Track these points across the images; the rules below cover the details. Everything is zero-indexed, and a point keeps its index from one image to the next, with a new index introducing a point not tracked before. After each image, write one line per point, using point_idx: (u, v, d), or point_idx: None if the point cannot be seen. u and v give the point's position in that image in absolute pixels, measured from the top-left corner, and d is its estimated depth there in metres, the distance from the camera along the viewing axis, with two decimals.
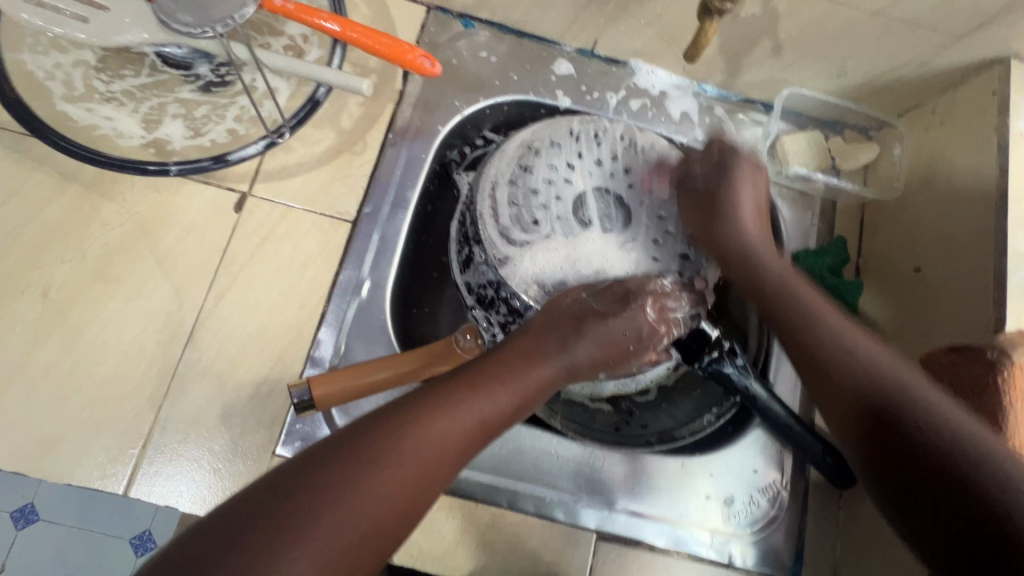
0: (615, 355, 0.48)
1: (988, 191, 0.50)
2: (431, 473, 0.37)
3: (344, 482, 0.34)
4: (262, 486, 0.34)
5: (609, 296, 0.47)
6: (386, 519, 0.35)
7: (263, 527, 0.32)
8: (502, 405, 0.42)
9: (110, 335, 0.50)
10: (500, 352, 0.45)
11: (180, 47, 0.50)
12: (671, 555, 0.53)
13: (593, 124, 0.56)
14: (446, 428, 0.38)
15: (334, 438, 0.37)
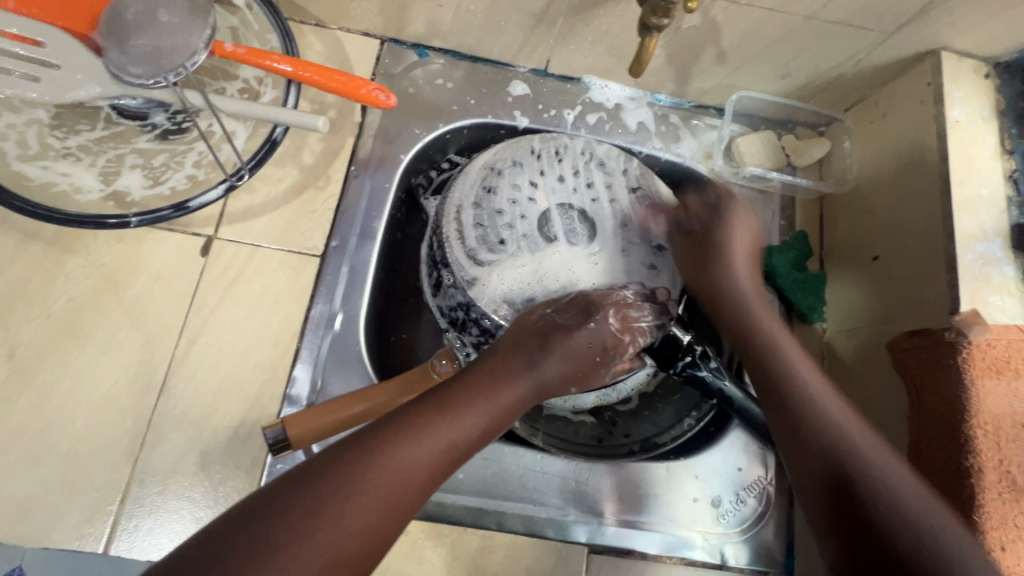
0: (584, 368, 0.48)
1: (933, 178, 0.51)
2: (398, 500, 0.37)
3: (307, 514, 0.34)
4: (225, 522, 0.34)
5: (572, 310, 0.48)
6: (353, 548, 0.35)
7: (224, 561, 0.32)
8: (471, 427, 0.42)
9: (82, 390, 0.50)
10: (468, 374, 0.45)
11: (135, 99, 0.50)
12: (664, 561, 0.53)
13: (553, 142, 0.57)
14: (411, 452, 0.38)
15: (299, 468, 0.37)
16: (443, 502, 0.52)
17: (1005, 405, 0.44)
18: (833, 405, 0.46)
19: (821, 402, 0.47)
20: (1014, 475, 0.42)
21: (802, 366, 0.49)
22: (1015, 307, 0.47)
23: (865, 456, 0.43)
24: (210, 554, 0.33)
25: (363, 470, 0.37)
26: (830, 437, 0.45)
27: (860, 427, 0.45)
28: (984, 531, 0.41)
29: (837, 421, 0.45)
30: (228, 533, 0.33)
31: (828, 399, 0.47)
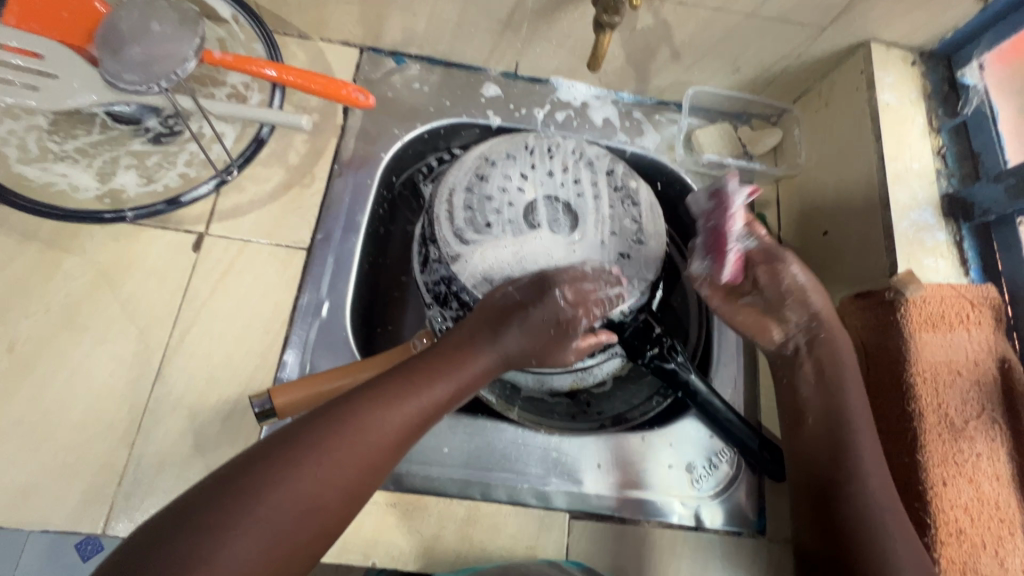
0: (541, 346, 0.51)
1: (870, 156, 0.56)
2: (373, 461, 0.40)
3: (287, 471, 0.37)
4: (212, 479, 0.37)
5: (531, 288, 0.51)
6: (330, 504, 0.38)
7: (209, 510, 0.35)
8: (439, 396, 0.45)
9: (80, 380, 0.52)
10: (439, 348, 0.48)
11: (129, 104, 0.54)
12: (642, 525, 0.55)
13: (546, 141, 0.64)
14: (384, 417, 0.41)
15: (279, 431, 0.40)
16: (430, 476, 0.55)
17: (941, 355, 0.48)
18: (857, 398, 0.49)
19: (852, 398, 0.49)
20: (952, 417, 0.46)
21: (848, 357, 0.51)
22: (949, 269, 0.51)
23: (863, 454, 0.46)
24: (198, 507, 0.35)
25: (338, 432, 0.40)
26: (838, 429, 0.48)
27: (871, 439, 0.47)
28: (927, 469, 0.45)
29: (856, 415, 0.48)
30: (215, 489, 0.36)
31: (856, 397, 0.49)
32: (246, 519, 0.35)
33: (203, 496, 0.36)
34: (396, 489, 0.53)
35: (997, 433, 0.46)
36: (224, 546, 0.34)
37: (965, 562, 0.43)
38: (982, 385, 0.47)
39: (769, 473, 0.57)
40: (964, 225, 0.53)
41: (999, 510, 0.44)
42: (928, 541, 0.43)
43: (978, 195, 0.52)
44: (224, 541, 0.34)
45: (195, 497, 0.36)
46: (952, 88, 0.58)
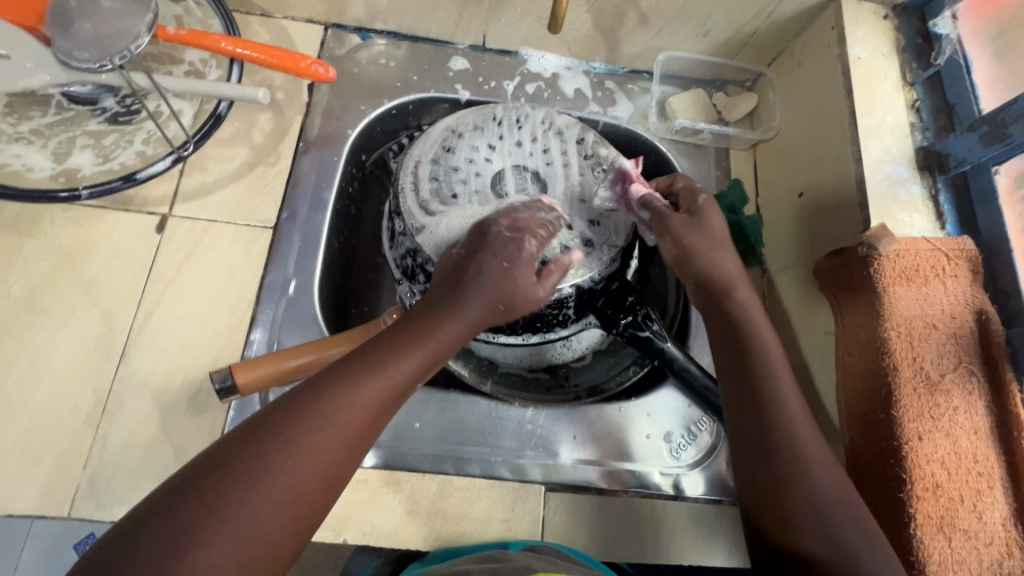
0: (505, 291, 0.46)
1: (843, 112, 0.55)
2: (348, 445, 0.38)
3: (253, 470, 0.34)
4: (174, 483, 0.34)
5: (471, 238, 0.49)
6: (307, 493, 0.36)
7: (178, 516, 0.32)
8: (410, 369, 0.41)
9: (43, 364, 0.51)
10: (407, 322, 0.44)
11: (84, 85, 0.53)
12: (619, 495, 0.54)
13: (515, 112, 0.63)
14: (355, 399, 0.38)
15: (244, 425, 0.37)
16: (402, 453, 0.54)
17: (915, 309, 0.46)
18: (785, 382, 0.46)
19: (780, 383, 0.45)
20: (927, 371, 0.45)
21: (766, 338, 0.48)
22: (923, 223, 0.50)
23: (803, 447, 0.43)
24: (162, 514, 0.33)
25: (304, 422, 0.37)
26: (774, 422, 0.44)
27: (803, 417, 0.44)
28: (902, 423, 0.43)
29: (788, 406, 0.44)
30: (178, 495, 0.33)
31: (785, 381, 0.46)
32: (214, 526, 0.32)
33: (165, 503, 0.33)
34: (367, 465, 0.52)
35: (975, 386, 0.45)
36: (199, 548, 0.32)
37: (943, 516, 0.41)
38: (958, 338, 0.46)
39: None
40: (940, 178, 0.52)
41: (978, 464, 0.43)
42: (905, 496, 0.42)
43: (953, 146, 0.50)
44: (198, 543, 0.32)
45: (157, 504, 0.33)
46: (925, 40, 0.56)
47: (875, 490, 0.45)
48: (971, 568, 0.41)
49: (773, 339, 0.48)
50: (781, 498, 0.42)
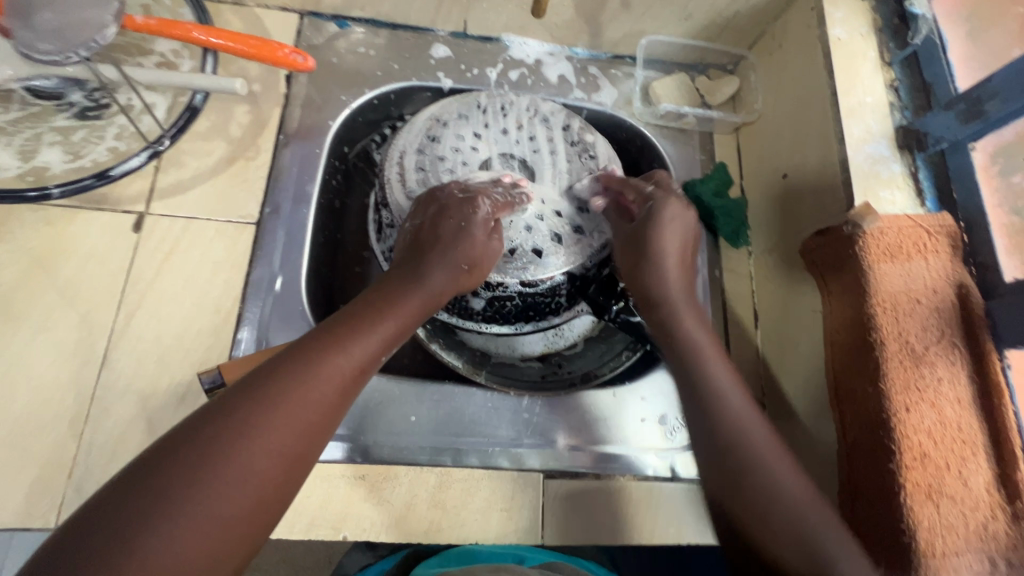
0: (454, 242, 0.49)
1: (824, 92, 0.56)
2: (315, 422, 0.38)
3: (211, 455, 0.34)
4: (126, 472, 0.33)
5: (424, 210, 0.52)
6: (272, 472, 0.35)
7: (138, 496, 0.32)
8: (372, 346, 0.42)
9: (18, 372, 0.49)
10: (367, 302, 0.45)
11: (48, 78, 0.51)
12: (617, 479, 0.55)
13: (499, 100, 0.62)
14: (321, 378, 0.39)
15: (201, 409, 0.36)
16: (400, 447, 0.53)
17: (899, 286, 0.48)
18: (737, 399, 0.46)
19: (729, 402, 0.45)
20: (912, 344, 0.46)
21: (712, 359, 0.48)
22: (905, 201, 0.51)
23: (769, 462, 0.43)
24: (112, 506, 0.31)
25: (265, 402, 0.36)
26: (737, 445, 0.43)
27: (753, 422, 0.45)
28: (890, 396, 0.45)
29: (745, 425, 0.44)
30: (131, 484, 0.32)
31: (736, 398, 0.46)
32: (171, 513, 0.31)
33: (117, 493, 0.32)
34: (364, 462, 0.52)
35: (958, 357, 0.46)
36: (160, 529, 0.31)
37: (931, 484, 0.43)
38: (941, 312, 0.47)
39: None
40: (919, 156, 0.53)
41: (962, 432, 0.44)
42: (894, 466, 0.43)
43: (931, 125, 0.52)
44: (160, 521, 0.31)
45: (108, 496, 0.32)
46: (901, 20, 0.57)
47: (866, 461, 0.46)
48: (959, 532, 0.42)
49: (722, 361, 0.48)
50: (750, 517, 0.41)
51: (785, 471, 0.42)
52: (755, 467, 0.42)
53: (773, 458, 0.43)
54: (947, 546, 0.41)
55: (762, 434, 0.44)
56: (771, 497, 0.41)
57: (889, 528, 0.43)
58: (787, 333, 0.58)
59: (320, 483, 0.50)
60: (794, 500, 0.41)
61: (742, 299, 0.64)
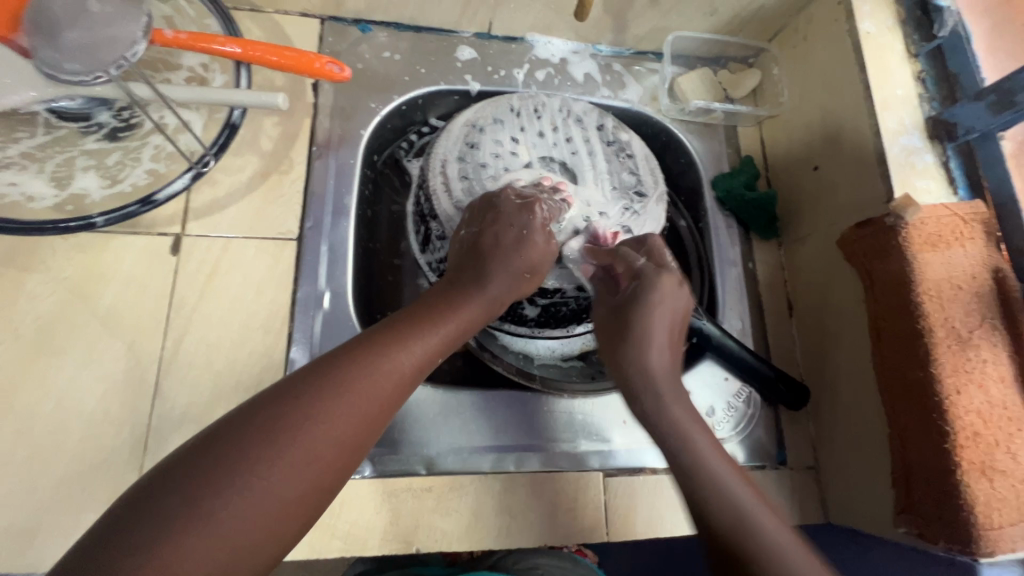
0: (516, 247, 0.50)
1: (855, 85, 0.57)
2: (373, 414, 0.39)
3: (273, 431, 0.36)
4: (206, 435, 0.36)
5: (478, 216, 0.52)
6: (330, 457, 0.37)
7: (208, 460, 0.34)
8: (431, 344, 0.44)
9: (68, 409, 0.47)
10: (425, 301, 0.47)
11: (74, 98, 0.48)
12: (673, 473, 0.56)
13: (531, 101, 0.61)
14: (382, 374, 0.40)
15: (277, 385, 0.38)
16: (462, 457, 0.54)
17: (942, 272, 0.50)
18: (723, 469, 0.44)
19: (713, 467, 0.44)
20: (958, 329, 0.48)
21: (699, 438, 0.46)
22: (939, 189, 0.53)
23: (782, 552, 0.39)
24: (187, 464, 0.34)
25: (331, 388, 0.38)
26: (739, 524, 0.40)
27: (754, 508, 0.41)
28: (941, 379, 0.47)
29: (739, 498, 0.42)
30: (209, 444, 0.35)
31: (741, 489, 0.42)
32: (236, 479, 0.34)
33: (193, 452, 0.34)
34: (427, 473, 0.52)
35: (998, 339, 0.49)
36: (222, 493, 0.33)
37: (983, 460, 0.45)
38: (982, 297, 0.49)
39: (791, 404, 0.59)
40: (949, 146, 0.54)
41: (1008, 410, 0.47)
42: (949, 446, 0.45)
43: (960, 115, 0.53)
44: (225, 488, 0.33)
45: (187, 453, 0.35)
46: (924, 12, 0.58)
47: (915, 441, 0.48)
48: (1011, 504, 0.45)
49: (708, 439, 0.47)
50: None
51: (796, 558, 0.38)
52: (772, 553, 0.38)
53: (779, 542, 0.39)
54: (1003, 518, 0.44)
55: (773, 524, 0.40)
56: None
57: (943, 503, 0.46)
58: (822, 320, 0.60)
59: (388, 499, 0.50)
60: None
61: (776, 289, 0.66)
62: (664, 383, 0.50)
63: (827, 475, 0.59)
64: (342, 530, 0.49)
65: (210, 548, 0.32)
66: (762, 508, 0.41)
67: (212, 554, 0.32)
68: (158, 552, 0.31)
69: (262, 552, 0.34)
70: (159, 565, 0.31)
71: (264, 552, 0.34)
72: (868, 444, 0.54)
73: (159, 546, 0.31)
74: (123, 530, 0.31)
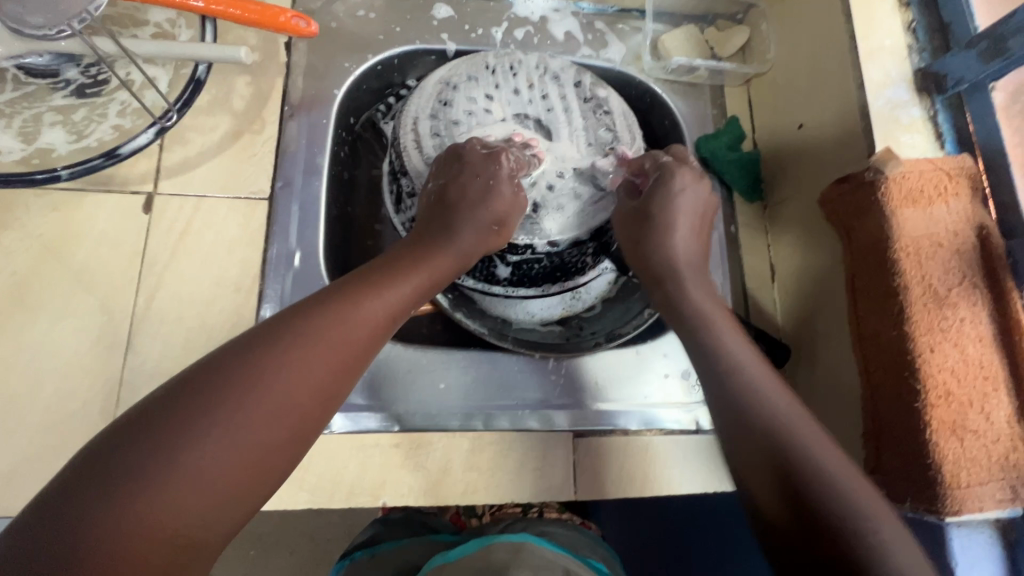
0: (480, 199, 0.49)
1: (842, 37, 0.55)
2: (346, 362, 0.39)
3: (243, 382, 0.35)
4: (174, 384, 0.35)
5: (445, 167, 0.51)
6: (301, 405, 0.37)
7: (177, 412, 0.33)
8: (400, 293, 0.43)
9: (43, 361, 0.49)
10: (394, 256, 0.47)
11: (41, 54, 0.48)
12: (646, 435, 0.56)
13: (508, 58, 0.60)
14: (350, 324, 0.40)
15: (246, 335, 0.38)
16: (430, 414, 0.54)
17: (922, 229, 0.48)
18: (761, 381, 0.43)
19: (743, 375, 0.44)
20: (935, 287, 0.46)
21: (724, 333, 0.48)
22: (925, 143, 0.51)
23: (814, 457, 0.38)
24: (155, 414, 0.33)
25: (300, 336, 0.38)
26: (770, 424, 0.40)
27: (779, 398, 0.42)
28: (914, 337, 0.45)
29: (770, 403, 0.42)
30: (178, 393, 0.34)
31: (765, 383, 0.43)
32: (209, 427, 0.33)
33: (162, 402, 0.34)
34: (397, 430, 0.53)
35: (978, 297, 0.47)
36: (197, 444, 0.33)
37: (954, 420, 0.44)
38: (963, 254, 0.47)
39: (768, 364, 0.58)
40: (938, 99, 0.52)
41: (983, 369, 0.45)
42: (919, 405, 0.44)
43: (950, 66, 0.50)
44: (197, 439, 0.33)
45: (155, 404, 0.34)
46: None
47: (888, 401, 0.47)
48: (981, 463, 0.44)
49: (733, 333, 0.48)
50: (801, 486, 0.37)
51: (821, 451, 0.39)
52: (810, 469, 0.38)
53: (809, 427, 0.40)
54: (971, 477, 0.43)
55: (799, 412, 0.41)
56: (819, 495, 0.36)
57: (913, 464, 0.45)
58: (802, 284, 0.59)
59: (356, 453, 0.51)
60: (844, 494, 0.36)
61: (758, 254, 0.64)
62: (695, 275, 0.53)
63: None
64: (310, 481, 0.50)
65: (191, 495, 0.32)
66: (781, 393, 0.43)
67: (193, 499, 0.32)
68: (133, 502, 0.30)
69: (242, 500, 0.34)
70: (141, 509, 0.30)
71: (247, 499, 0.34)
72: (843, 406, 0.53)
73: (139, 494, 0.31)
74: (94, 482, 0.31)
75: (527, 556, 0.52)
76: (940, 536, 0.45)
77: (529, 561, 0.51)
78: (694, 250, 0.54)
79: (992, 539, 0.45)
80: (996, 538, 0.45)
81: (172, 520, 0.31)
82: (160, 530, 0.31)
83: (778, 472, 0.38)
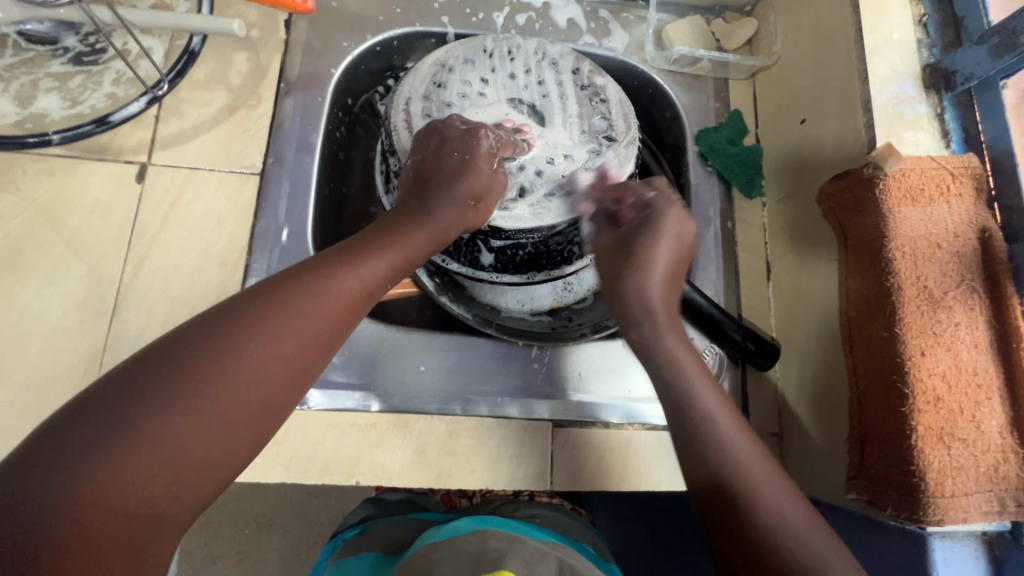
0: (456, 171, 0.49)
1: (849, 30, 0.53)
2: (321, 337, 0.38)
3: (211, 355, 0.34)
4: (137, 357, 0.34)
5: (424, 143, 0.51)
6: (274, 378, 0.36)
7: (140, 386, 0.32)
8: (378, 268, 0.43)
9: (31, 323, 0.50)
10: (375, 232, 0.46)
11: (42, 22, 0.53)
12: (627, 429, 0.55)
13: (506, 42, 0.59)
14: (324, 299, 0.39)
15: (215, 309, 0.37)
16: (410, 395, 0.54)
17: (920, 229, 0.46)
18: (734, 432, 0.43)
19: (721, 426, 0.43)
20: (931, 289, 0.45)
21: (700, 379, 0.46)
22: (929, 142, 0.49)
23: (764, 501, 0.40)
24: (117, 389, 0.32)
25: (272, 309, 0.37)
26: (742, 477, 0.41)
27: (744, 441, 0.43)
28: (904, 340, 0.44)
29: (738, 447, 0.42)
30: (142, 365, 0.33)
31: (732, 426, 0.43)
32: (177, 400, 0.32)
33: (125, 375, 0.32)
34: (376, 410, 0.53)
35: (976, 302, 0.45)
36: (164, 417, 0.32)
37: (942, 427, 0.43)
38: (962, 257, 0.45)
39: (756, 363, 0.56)
40: (946, 96, 0.50)
41: (977, 376, 0.44)
42: (906, 409, 0.43)
43: (959, 62, 0.49)
44: (162, 414, 0.32)
45: (115, 378, 0.33)
46: None
47: (877, 405, 0.46)
48: (968, 473, 0.42)
49: (709, 379, 0.46)
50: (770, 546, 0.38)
51: (777, 499, 0.40)
52: (758, 507, 0.40)
53: (768, 463, 0.42)
54: (957, 486, 0.42)
55: (751, 440, 0.43)
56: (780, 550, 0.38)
57: (896, 470, 0.44)
58: (799, 284, 0.57)
59: (332, 431, 0.51)
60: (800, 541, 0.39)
61: (754, 251, 0.63)
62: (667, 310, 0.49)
63: (790, 441, 0.57)
64: (283, 456, 0.50)
65: (159, 468, 0.31)
66: (742, 427, 0.43)
67: (161, 472, 0.31)
68: (96, 475, 0.30)
69: (212, 473, 0.34)
70: (105, 480, 0.30)
71: (219, 471, 0.34)
72: (831, 409, 0.52)
73: (104, 466, 0.30)
74: (54, 456, 0.30)
75: (521, 547, 0.49)
76: (922, 546, 0.43)
77: (523, 552, 0.48)
78: (670, 295, 0.50)
79: (976, 552, 0.44)
80: (982, 552, 0.44)
81: (141, 489, 0.31)
82: (127, 503, 0.31)
83: (727, 506, 0.41)
